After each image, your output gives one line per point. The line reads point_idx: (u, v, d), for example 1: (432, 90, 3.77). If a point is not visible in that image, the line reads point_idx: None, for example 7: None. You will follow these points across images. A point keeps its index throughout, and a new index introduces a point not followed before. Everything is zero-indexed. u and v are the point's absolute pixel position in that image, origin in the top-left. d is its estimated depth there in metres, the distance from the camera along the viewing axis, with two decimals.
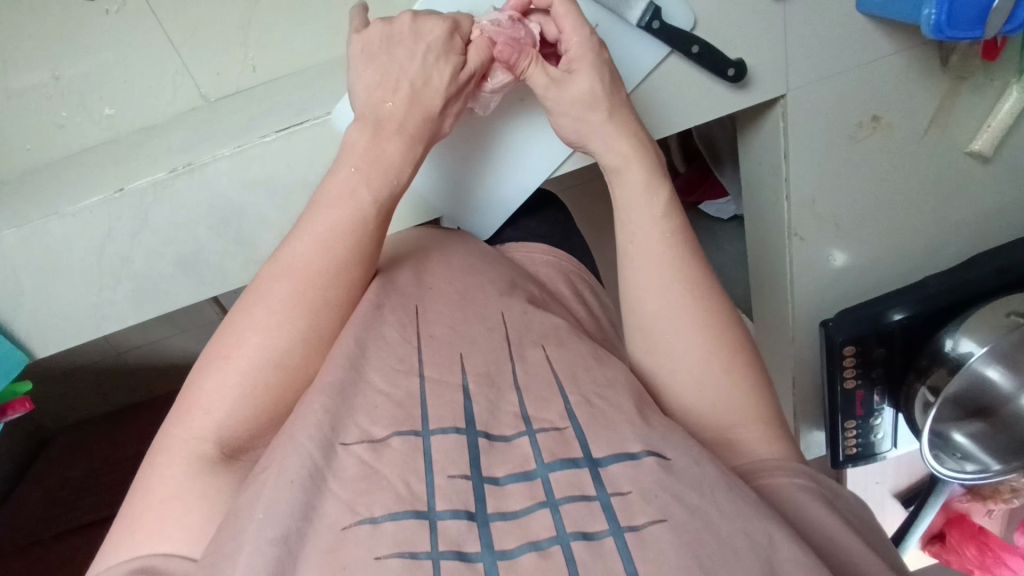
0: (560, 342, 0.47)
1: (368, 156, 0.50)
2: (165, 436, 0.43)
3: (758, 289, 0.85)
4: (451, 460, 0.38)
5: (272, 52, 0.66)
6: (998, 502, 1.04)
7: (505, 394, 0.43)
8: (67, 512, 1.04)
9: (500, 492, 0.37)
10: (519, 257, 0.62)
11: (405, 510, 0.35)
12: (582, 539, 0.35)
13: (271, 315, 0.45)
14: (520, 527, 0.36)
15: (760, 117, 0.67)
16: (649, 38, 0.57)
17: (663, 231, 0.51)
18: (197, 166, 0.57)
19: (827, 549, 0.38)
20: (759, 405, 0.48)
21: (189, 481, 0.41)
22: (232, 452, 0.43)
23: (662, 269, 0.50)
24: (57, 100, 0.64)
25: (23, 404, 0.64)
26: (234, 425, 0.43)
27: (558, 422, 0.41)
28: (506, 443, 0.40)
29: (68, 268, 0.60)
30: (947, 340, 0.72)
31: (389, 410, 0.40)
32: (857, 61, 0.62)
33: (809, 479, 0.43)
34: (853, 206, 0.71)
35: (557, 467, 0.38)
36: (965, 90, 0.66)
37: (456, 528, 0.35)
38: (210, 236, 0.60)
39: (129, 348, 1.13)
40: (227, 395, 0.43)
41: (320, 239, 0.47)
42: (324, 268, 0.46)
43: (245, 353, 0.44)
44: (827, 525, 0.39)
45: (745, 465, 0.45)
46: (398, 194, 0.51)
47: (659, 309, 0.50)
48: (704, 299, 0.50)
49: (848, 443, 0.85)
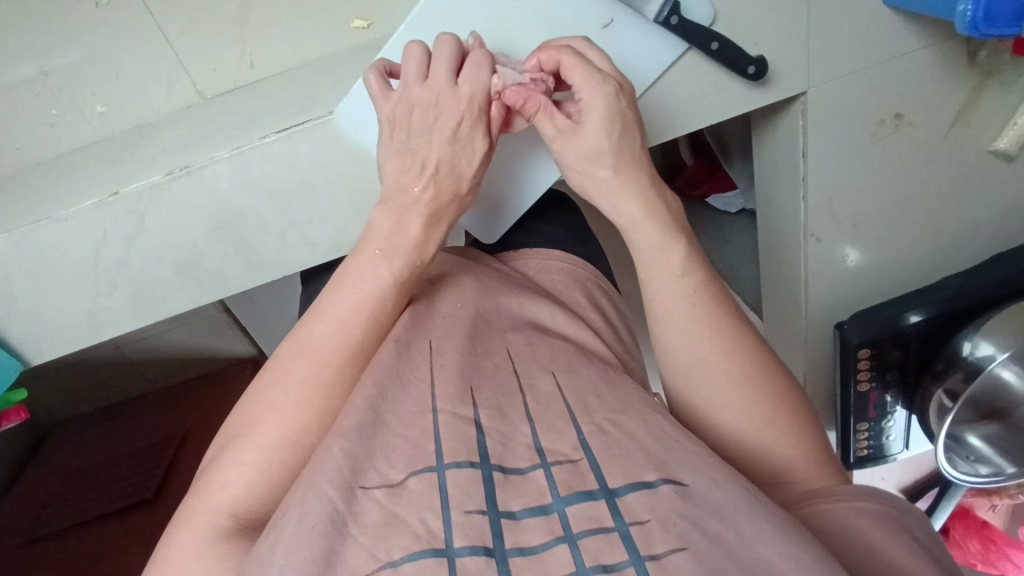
0: (569, 367, 0.46)
1: (390, 239, 0.48)
2: (186, 507, 0.42)
3: (768, 290, 0.83)
4: (467, 495, 0.36)
5: (270, 46, 0.63)
6: (1003, 497, 1.02)
7: (517, 425, 0.41)
8: (67, 509, 1.00)
9: (516, 526, 0.36)
10: (534, 266, 0.62)
11: (423, 549, 0.34)
12: (602, 572, 0.34)
13: (290, 391, 0.44)
14: (538, 563, 0.34)
15: (778, 115, 0.64)
16: (666, 34, 0.54)
17: (684, 288, 0.48)
18: (194, 169, 0.54)
19: (892, 575, 0.37)
20: (807, 446, 0.47)
21: (203, 552, 0.39)
22: (250, 525, 0.41)
23: (692, 327, 0.48)
24: (47, 96, 0.61)
25: (17, 414, 0.63)
26: (252, 497, 0.42)
27: (572, 455, 0.39)
28: (520, 476, 0.38)
29: (64, 275, 0.58)
30: (966, 343, 0.71)
31: (404, 454, 0.39)
32: (882, 58, 0.59)
33: (875, 503, 0.41)
34: (873, 206, 0.69)
35: (574, 500, 0.37)
36: (991, 87, 0.63)
37: (475, 564, 0.34)
38: (209, 240, 0.58)
39: (130, 342, 1.11)
40: (244, 472, 0.42)
41: (347, 309, 0.47)
42: (347, 340, 0.46)
43: (269, 425, 0.43)
44: (894, 554, 0.37)
45: (798, 496, 0.44)
46: (422, 270, 0.50)
47: (692, 368, 0.48)
48: (739, 351, 0.48)
49: (859, 444, 0.83)
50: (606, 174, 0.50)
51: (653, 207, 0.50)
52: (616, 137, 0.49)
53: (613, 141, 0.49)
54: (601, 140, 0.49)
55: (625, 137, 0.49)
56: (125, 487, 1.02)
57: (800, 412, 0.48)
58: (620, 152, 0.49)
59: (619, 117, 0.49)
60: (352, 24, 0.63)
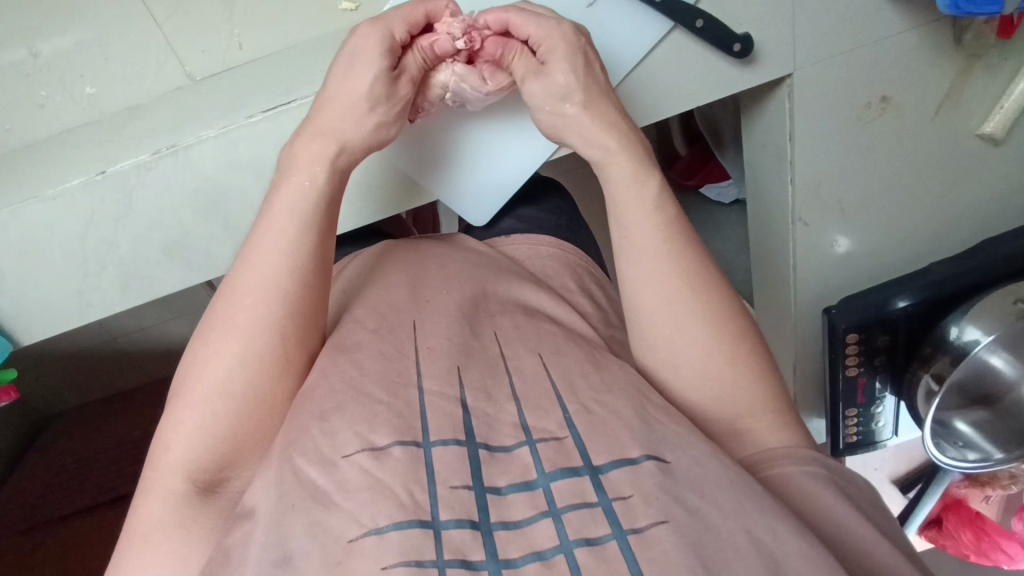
0: (557, 349, 0.46)
1: (291, 198, 0.47)
2: (143, 478, 0.43)
3: (759, 279, 0.83)
4: (453, 471, 0.37)
5: (259, 29, 0.63)
6: (996, 488, 1.02)
7: (503, 404, 0.41)
8: (66, 497, 1.01)
9: (502, 501, 0.37)
10: (521, 250, 0.62)
11: (408, 519, 0.35)
12: (585, 545, 0.35)
13: (221, 349, 0.44)
14: (523, 537, 0.35)
15: (764, 98, 0.64)
16: (651, 12, 0.55)
17: (656, 225, 0.49)
18: (181, 148, 0.55)
19: (840, 543, 0.38)
20: (765, 390, 0.47)
21: (166, 517, 0.40)
22: (211, 486, 0.42)
23: (660, 262, 0.49)
24: (37, 78, 0.62)
25: (8, 394, 0.63)
26: (201, 456, 0.42)
27: (557, 432, 0.40)
28: (506, 454, 0.39)
29: (51, 254, 0.58)
30: (952, 328, 0.71)
31: (389, 420, 0.39)
32: (868, 39, 0.59)
33: (819, 466, 0.43)
34: (860, 190, 0.69)
35: (558, 476, 0.37)
36: (978, 70, 0.63)
37: (460, 537, 0.35)
38: (196, 221, 0.58)
39: (125, 332, 1.11)
40: (196, 434, 0.42)
41: (264, 260, 0.46)
42: (268, 290, 0.45)
43: (205, 385, 0.43)
44: (839, 514, 0.39)
45: (754, 457, 0.45)
46: (331, 229, 0.49)
47: (658, 304, 0.48)
48: (704, 292, 0.48)
49: (848, 430, 0.84)
50: (586, 117, 0.51)
51: (628, 138, 0.51)
52: (580, 72, 0.51)
53: (579, 77, 0.51)
54: (568, 78, 0.51)
55: (591, 71, 0.52)
56: (123, 476, 1.03)
57: (761, 361, 0.48)
58: (588, 88, 0.51)
59: (580, 53, 0.51)
60: (340, 6, 0.64)
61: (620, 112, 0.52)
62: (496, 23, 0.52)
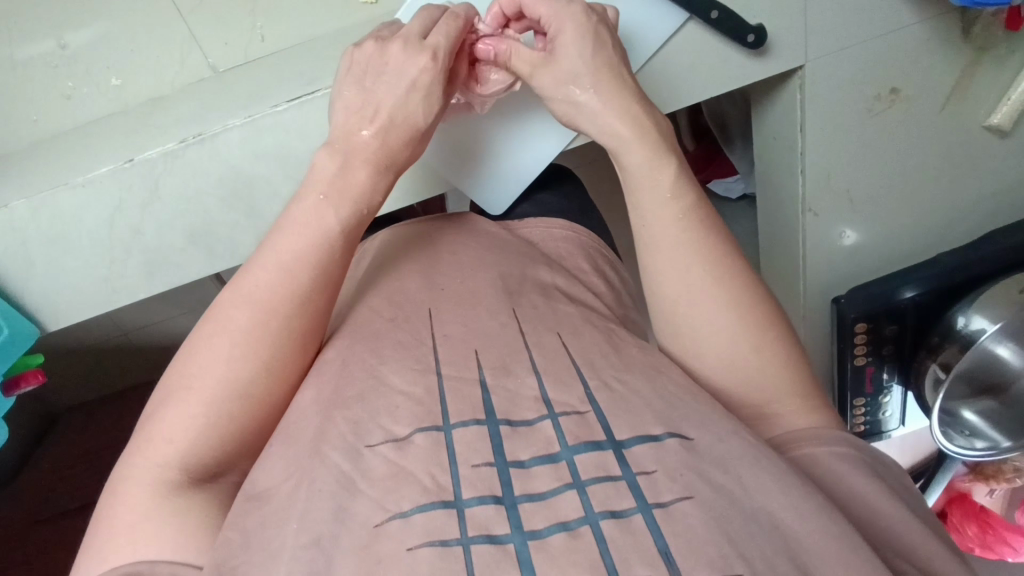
0: (575, 329, 0.48)
1: (339, 183, 0.49)
2: (126, 464, 0.43)
3: (767, 267, 0.84)
4: (473, 451, 0.38)
5: (280, 22, 0.65)
6: (1001, 482, 1.03)
7: (524, 379, 0.43)
8: (78, 488, 1.02)
9: (525, 473, 0.38)
10: (538, 234, 0.62)
11: (432, 502, 0.36)
12: (610, 517, 0.36)
13: (233, 344, 0.45)
14: (549, 508, 0.36)
15: (774, 90, 0.66)
16: (667, 5, 0.56)
17: (674, 214, 0.49)
18: (208, 137, 0.56)
19: (867, 515, 0.40)
20: (791, 375, 0.48)
21: (151, 508, 0.40)
22: (201, 477, 0.43)
23: (680, 251, 0.49)
24: (63, 69, 0.64)
25: (36, 377, 0.63)
26: (199, 451, 0.43)
27: (579, 406, 0.41)
28: (528, 427, 0.40)
29: (79, 240, 0.59)
30: (959, 317, 0.72)
31: (411, 408, 0.40)
32: (879, 33, 0.61)
33: (847, 445, 0.44)
34: (869, 181, 0.70)
35: (582, 450, 0.38)
36: (985, 63, 0.64)
37: (483, 513, 0.36)
38: (220, 208, 0.60)
39: (139, 327, 1.12)
40: (192, 420, 0.43)
41: (283, 255, 0.47)
42: (286, 289, 0.46)
43: (215, 377, 0.44)
44: (866, 493, 0.41)
45: (781, 438, 0.46)
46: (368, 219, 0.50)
47: (678, 293, 0.49)
48: (726, 280, 0.49)
49: (856, 420, 0.85)
50: (592, 97, 0.51)
51: (640, 125, 0.51)
52: (589, 55, 0.51)
53: (587, 60, 0.51)
54: (575, 61, 0.51)
55: (600, 52, 0.52)
56: None
57: (787, 341, 0.49)
58: (598, 70, 0.51)
59: (590, 35, 0.51)
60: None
61: (632, 95, 0.52)
62: (509, 7, 0.55)
